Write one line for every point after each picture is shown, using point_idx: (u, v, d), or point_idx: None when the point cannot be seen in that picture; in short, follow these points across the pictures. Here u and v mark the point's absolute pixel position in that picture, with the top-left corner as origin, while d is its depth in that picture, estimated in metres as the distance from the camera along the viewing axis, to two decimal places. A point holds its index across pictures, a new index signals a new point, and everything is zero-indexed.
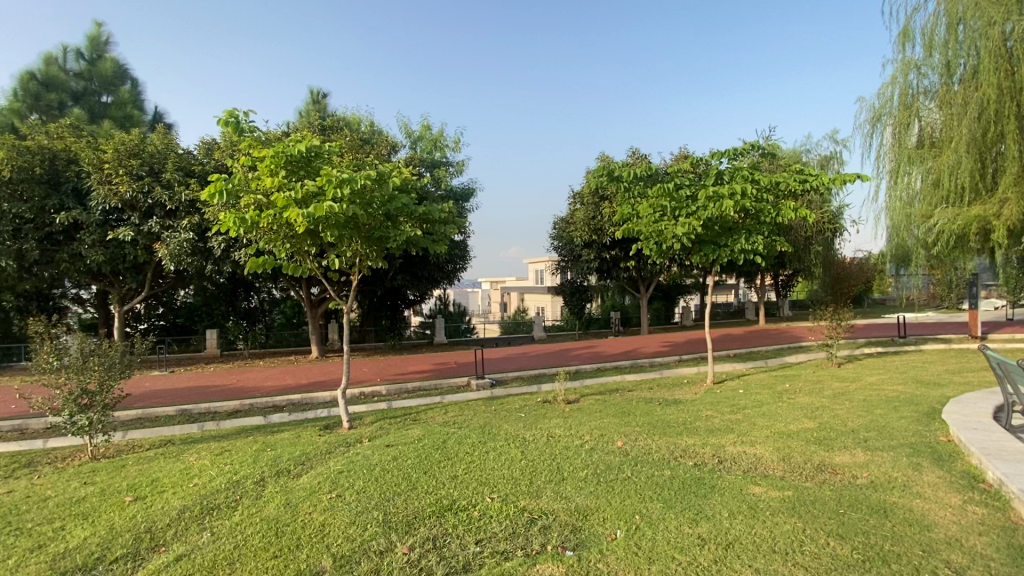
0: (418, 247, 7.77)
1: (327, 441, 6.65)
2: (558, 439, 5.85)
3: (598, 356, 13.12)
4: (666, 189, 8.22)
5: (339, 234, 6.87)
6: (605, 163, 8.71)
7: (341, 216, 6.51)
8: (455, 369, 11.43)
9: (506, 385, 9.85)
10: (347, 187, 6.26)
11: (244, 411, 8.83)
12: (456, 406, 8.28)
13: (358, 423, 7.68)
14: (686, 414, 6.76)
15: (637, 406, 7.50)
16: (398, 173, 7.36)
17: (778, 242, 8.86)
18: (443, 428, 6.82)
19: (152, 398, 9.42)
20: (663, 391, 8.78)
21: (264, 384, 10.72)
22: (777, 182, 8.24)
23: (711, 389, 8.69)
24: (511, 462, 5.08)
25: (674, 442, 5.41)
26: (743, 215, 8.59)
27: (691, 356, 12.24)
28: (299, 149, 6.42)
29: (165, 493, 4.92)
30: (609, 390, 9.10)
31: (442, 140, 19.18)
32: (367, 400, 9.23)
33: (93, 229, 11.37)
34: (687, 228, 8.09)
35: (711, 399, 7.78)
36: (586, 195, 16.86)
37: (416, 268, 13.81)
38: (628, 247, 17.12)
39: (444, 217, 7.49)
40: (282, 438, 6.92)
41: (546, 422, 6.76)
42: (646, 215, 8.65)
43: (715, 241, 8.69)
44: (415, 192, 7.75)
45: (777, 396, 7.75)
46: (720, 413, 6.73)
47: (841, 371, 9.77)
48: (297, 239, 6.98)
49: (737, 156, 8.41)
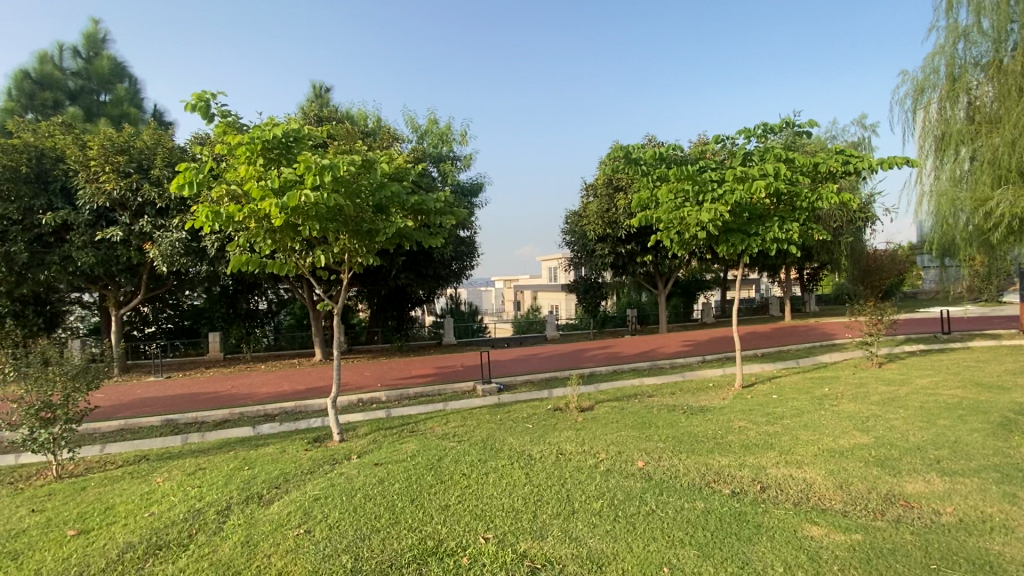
0: (414, 241, 7.00)
1: (311, 458, 5.99)
2: (570, 457, 5.07)
3: (615, 357, 12.31)
4: (688, 171, 7.41)
5: (322, 227, 6.14)
6: (619, 145, 7.88)
7: (324, 208, 5.79)
8: (461, 373, 10.69)
9: (514, 390, 9.09)
10: (331, 174, 5.58)
11: (233, 421, 8.24)
12: (459, 416, 7.55)
13: (350, 434, 7.01)
14: (717, 426, 5.92)
15: (659, 415, 6.71)
16: (390, 160, 6.66)
17: (815, 231, 7.98)
18: (441, 442, 6.09)
19: (139, 407, 8.89)
20: (687, 397, 7.97)
21: (259, 389, 10.14)
22: (815, 164, 7.38)
23: (740, 395, 7.85)
24: (514, 488, 4.33)
25: (705, 463, 4.60)
26: (776, 201, 7.75)
27: (714, 357, 11.37)
28: (277, 133, 5.76)
29: (115, 527, 4.29)
30: (627, 395, 8.31)
31: (449, 134, 18.62)
32: (364, 408, 8.57)
33: (83, 229, 10.92)
34: (713, 214, 7.24)
35: (742, 406, 6.96)
36: (601, 185, 16.00)
37: (420, 266, 13.08)
38: (645, 240, 16.28)
39: (441, 206, 6.68)
40: (264, 454, 6.27)
41: (557, 434, 6.00)
42: (666, 201, 7.81)
43: (744, 229, 7.85)
44: (410, 181, 6.98)
45: (816, 403, 6.89)
46: (754, 424, 5.91)
47: (885, 373, 8.82)
48: (279, 235, 6.31)
49: (767, 135, 7.60)
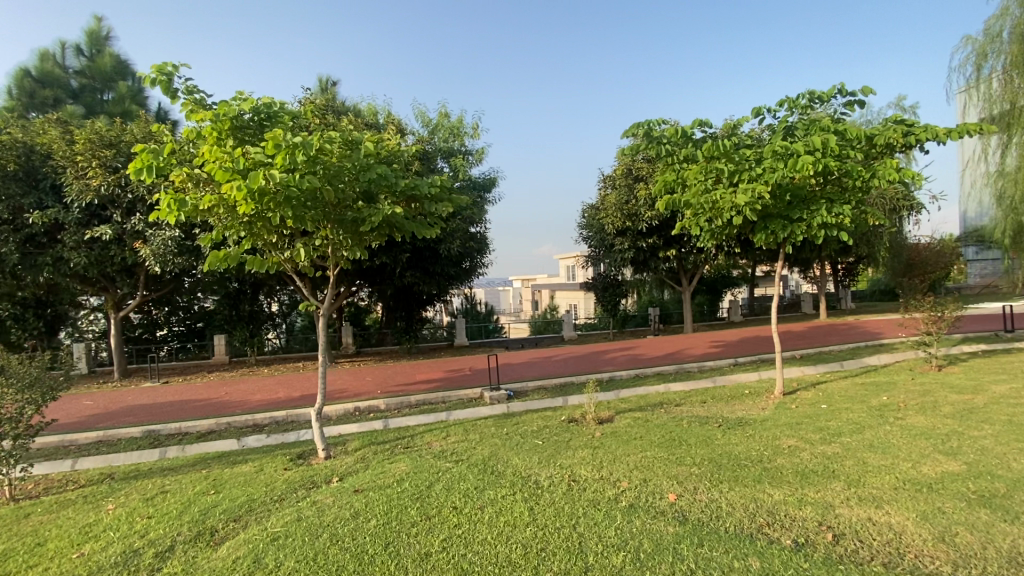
0: (407, 234, 6.15)
1: (288, 480, 5.22)
2: (585, 486, 4.19)
3: (637, 359, 11.37)
4: (721, 147, 6.46)
5: (299, 216, 5.33)
6: (640, 121, 6.99)
7: (297, 194, 5.00)
8: (469, 378, 9.87)
9: (524, 398, 8.26)
10: (304, 152, 4.84)
11: (219, 432, 7.56)
12: (461, 428, 6.75)
13: (339, 450, 6.26)
14: (761, 445, 4.97)
15: (690, 430, 5.79)
16: (380, 142, 5.88)
17: (869, 214, 6.95)
18: (436, 463, 5.28)
19: (123, 416, 8.30)
20: (721, 406, 7.02)
21: (253, 396, 9.45)
22: (869, 137, 6.40)
23: (783, 404, 6.86)
24: (512, 531, 3.48)
25: (753, 498, 3.67)
26: (823, 180, 6.75)
27: (747, 359, 10.33)
28: (244, 108, 5.01)
29: (33, 572, 3.56)
30: (651, 404, 7.38)
31: (461, 128, 17.89)
32: (360, 418, 7.81)
33: (74, 229, 10.40)
34: (753, 195, 6.25)
35: (788, 419, 6.00)
36: (619, 176, 15.07)
37: (427, 263, 12.27)
38: (667, 233, 15.24)
39: (435, 192, 5.78)
40: (238, 474, 5.54)
41: (569, 454, 5.11)
42: (694, 182, 6.86)
43: (785, 215, 6.87)
44: (402, 164, 6.12)
45: (876, 415, 5.87)
46: (807, 442, 4.96)
47: (949, 377, 7.73)
48: (254, 225, 5.57)
49: (813, 106, 6.62)
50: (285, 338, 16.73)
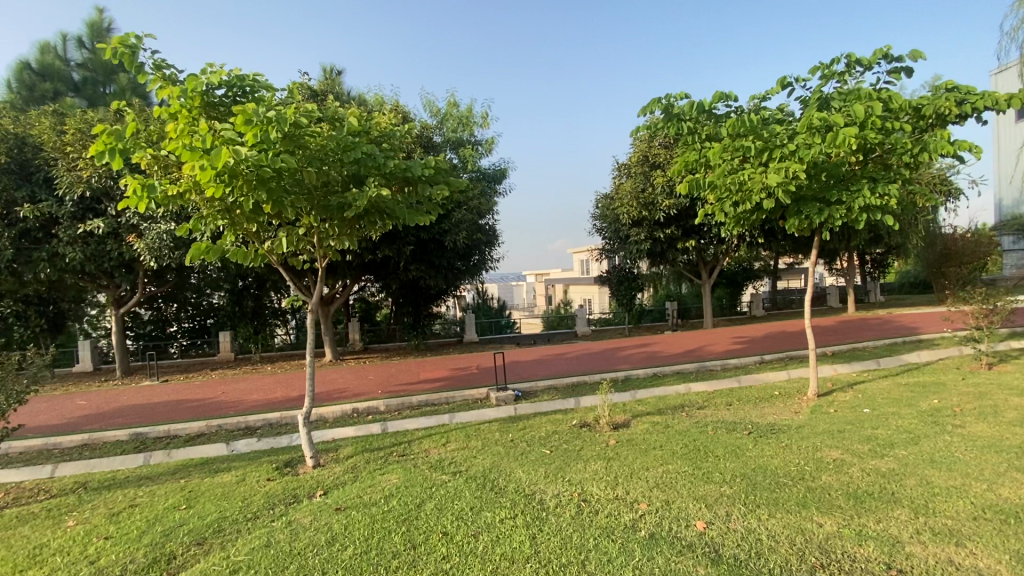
0: (400, 222, 5.58)
1: (268, 494, 4.72)
2: (597, 509, 3.61)
3: (654, 357, 10.72)
4: (749, 121, 5.72)
5: (276, 200, 4.78)
6: (659, 96, 6.32)
7: (271, 175, 4.50)
8: (476, 377, 9.32)
9: (533, 399, 7.69)
10: (277, 127, 4.35)
11: (208, 435, 7.12)
12: (463, 433, 6.20)
13: (329, 458, 5.76)
14: (800, 459, 4.33)
15: (717, 438, 5.16)
16: (368, 121, 5.33)
17: (916, 195, 6.18)
18: (432, 476, 4.74)
19: (113, 418, 7.92)
20: (749, 410, 6.37)
21: (250, 396, 9.01)
22: (916, 107, 5.66)
23: (819, 408, 6.18)
24: (508, 567, 2.92)
25: (799, 529, 3.05)
26: (864, 157, 6.02)
27: (774, 356, 9.61)
28: (212, 80, 4.50)
29: None
30: (670, 407, 6.74)
31: (470, 117, 17.31)
32: (357, 421, 7.32)
33: (68, 223, 10.10)
34: (787, 174, 5.50)
35: (828, 426, 5.34)
36: (635, 164, 14.38)
37: (432, 256, 11.71)
38: (686, 223, 14.48)
39: (429, 174, 5.20)
40: (216, 485, 5.05)
41: (580, 468, 4.51)
42: (718, 162, 6.14)
43: (822, 198, 6.15)
44: (393, 144, 5.54)
45: (931, 422, 5.18)
46: (855, 455, 4.32)
47: (1005, 377, 6.96)
48: (231, 211, 5.05)
49: (851, 74, 5.89)
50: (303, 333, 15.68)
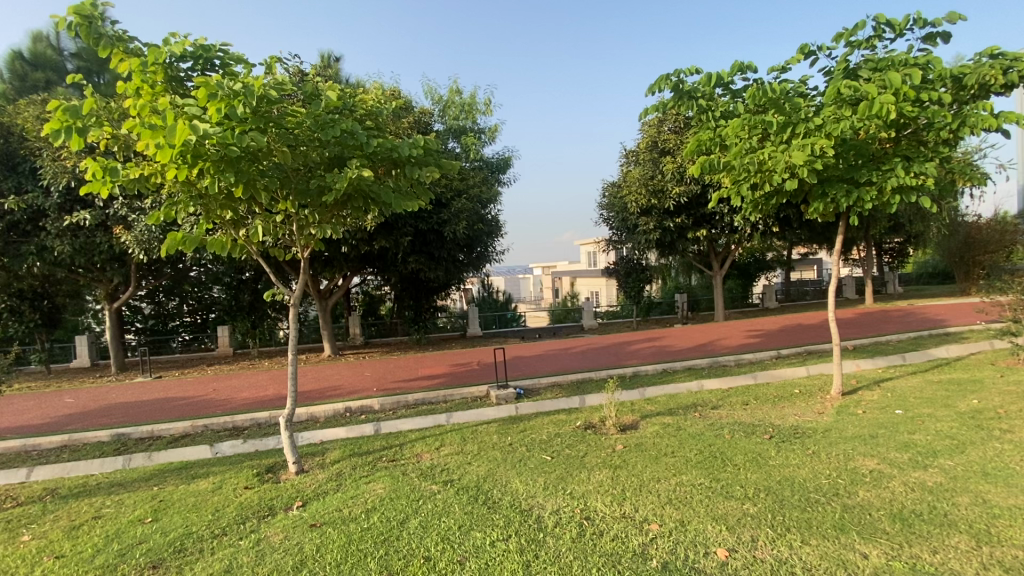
0: (388, 208, 5.14)
1: (242, 504, 4.32)
2: (602, 529, 3.18)
3: (664, 351, 10.23)
4: (769, 92, 5.16)
5: (247, 182, 4.33)
6: (668, 73, 5.80)
7: (241, 155, 4.09)
8: (475, 373, 8.89)
9: (535, 397, 7.25)
10: (245, 101, 3.96)
11: (193, 436, 6.75)
12: (459, 436, 5.77)
13: (315, 462, 5.36)
14: (831, 469, 3.86)
15: (734, 443, 4.69)
16: (350, 98, 4.89)
17: (951, 173, 5.63)
18: (421, 485, 4.32)
19: (98, 417, 7.58)
20: (768, 410, 5.90)
21: (241, 394, 8.65)
22: (954, 76, 5.11)
23: (847, 408, 5.69)
24: None
25: (840, 561, 2.64)
26: (895, 132, 5.46)
27: (792, 351, 9.09)
28: (174, 51, 4.10)
29: None
30: (682, 407, 6.26)
31: (472, 104, 16.79)
32: (349, 421, 6.91)
33: (54, 216, 9.75)
34: (812, 151, 4.95)
35: (860, 430, 4.86)
36: (643, 150, 13.84)
37: (431, 247, 11.26)
38: (697, 212, 13.91)
39: (418, 154, 4.71)
40: (190, 494, 4.66)
41: (583, 478, 4.06)
42: (734, 140, 5.59)
43: (850, 178, 5.59)
44: (378, 123, 5.08)
45: (973, 427, 4.69)
46: (895, 466, 3.85)
47: None
48: (204, 195, 4.61)
49: (878, 42, 5.35)
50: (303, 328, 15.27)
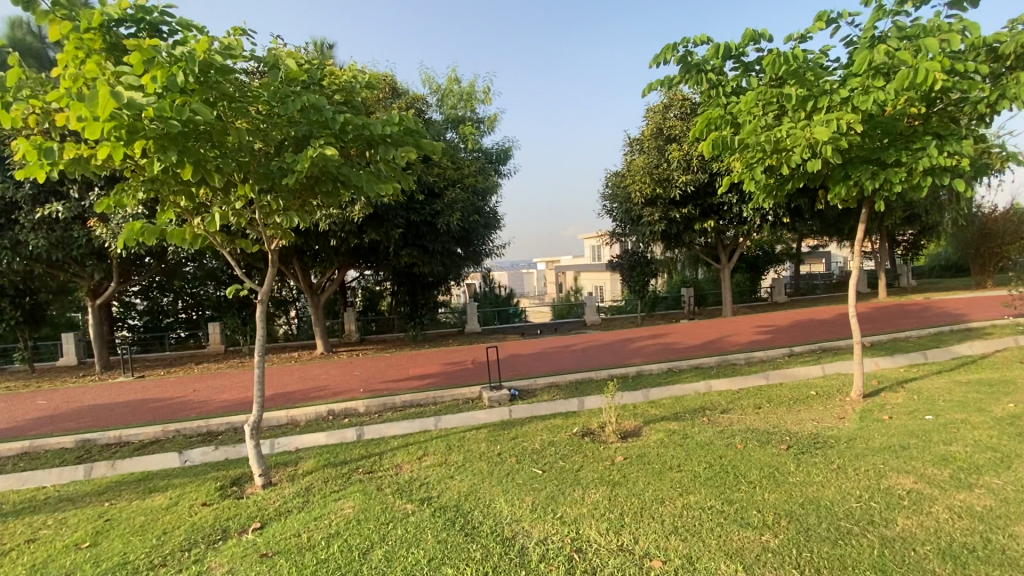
0: (361, 193, 4.62)
1: (193, 526, 3.86)
2: (593, 568, 2.68)
3: (670, 349, 9.71)
4: (789, 61, 4.59)
5: (196, 161, 3.82)
6: (674, 44, 5.25)
7: (185, 132, 3.60)
8: (469, 373, 8.39)
9: (531, 399, 6.75)
10: (187, 68, 3.48)
11: (163, 442, 6.32)
12: (444, 444, 5.29)
13: (286, 474, 4.88)
14: (861, 489, 3.34)
15: (747, 455, 4.17)
16: (317, 71, 4.36)
17: (991, 153, 5.04)
18: (393, 504, 3.83)
19: (66, 422, 7.17)
20: (783, 415, 5.37)
21: (221, 395, 8.19)
22: (994, 43, 4.53)
23: (871, 414, 5.15)
24: None
25: None
26: (927, 107, 4.88)
27: (805, 348, 8.56)
28: (112, 13, 3.62)
29: None
30: (690, 411, 5.74)
31: (471, 93, 16.25)
32: (331, 425, 6.41)
33: (26, 208, 9.33)
34: (837, 127, 4.40)
35: (888, 439, 4.32)
36: (647, 138, 13.35)
37: (424, 239, 10.74)
38: (704, 202, 13.33)
39: (393, 133, 4.19)
40: (139, 514, 4.21)
41: (577, 498, 3.56)
42: (748, 117, 5.02)
43: (876, 159, 5.04)
44: (349, 100, 4.54)
45: (1017, 436, 4.14)
46: (934, 485, 3.32)
47: None
48: (154, 178, 4.10)
49: (909, 7, 4.78)
50: (297, 325, 14.81)
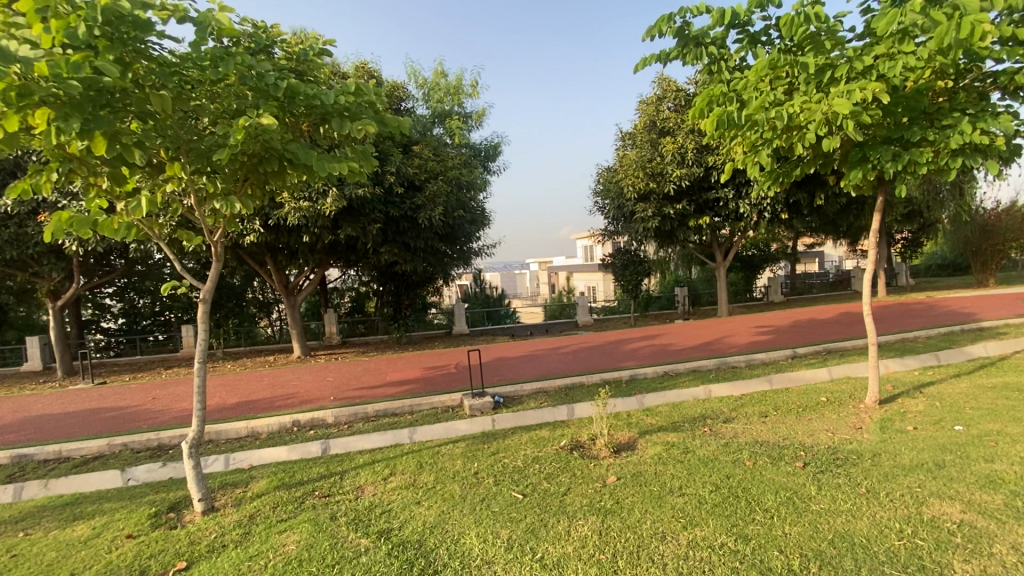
0: (315, 174, 4.03)
1: (108, 566, 3.25)
2: None
3: (665, 351, 9.18)
4: (801, 27, 4.06)
5: (111, 133, 3.22)
6: (671, 13, 4.70)
7: (90, 95, 3.02)
8: (450, 378, 7.81)
9: (516, 408, 6.16)
10: (88, 18, 2.89)
11: (108, 457, 5.68)
12: (415, 460, 4.71)
13: (233, 498, 4.27)
14: (900, 520, 2.81)
15: (757, 474, 3.62)
16: (260, 34, 3.77)
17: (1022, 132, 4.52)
18: (347, 538, 3.25)
19: (6, 435, 6.51)
20: (794, 425, 4.83)
21: (182, 403, 7.55)
22: None
23: (891, 423, 4.63)
24: None
25: None
26: (953, 80, 4.36)
27: (809, 350, 8.04)
28: None
29: None
30: (689, 421, 5.18)
31: (458, 86, 15.67)
32: (295, 438, 5.79)
33: None
34: (859, 99, 3.86)
35: (918, 454, 3.79)
36: (640, 131, 12.84)
37: (405, 235, 10.16)
38: (699, 198, 12.86)
39: (348, 103, 3.61)
40: (50, 549, 3.58)
41: (562, 532, 2.99)
42: (757, 92, 4.47)
43: (897, 139, 4.51)
44: (300, 68, 3.95)
45: None
46: (987, 516, 2.78)
47: None
48: (65, 154, 3.49)
49: None
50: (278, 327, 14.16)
